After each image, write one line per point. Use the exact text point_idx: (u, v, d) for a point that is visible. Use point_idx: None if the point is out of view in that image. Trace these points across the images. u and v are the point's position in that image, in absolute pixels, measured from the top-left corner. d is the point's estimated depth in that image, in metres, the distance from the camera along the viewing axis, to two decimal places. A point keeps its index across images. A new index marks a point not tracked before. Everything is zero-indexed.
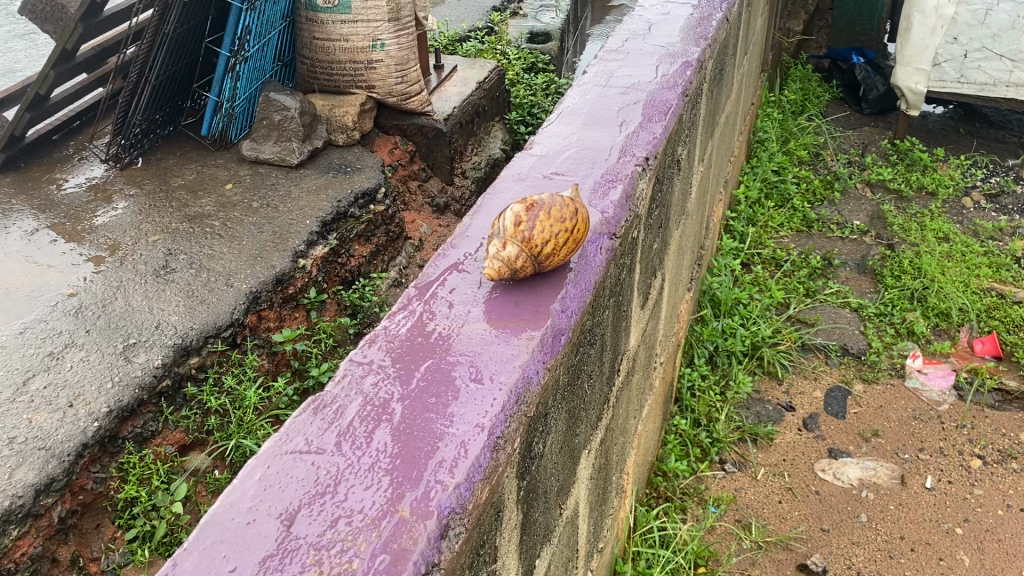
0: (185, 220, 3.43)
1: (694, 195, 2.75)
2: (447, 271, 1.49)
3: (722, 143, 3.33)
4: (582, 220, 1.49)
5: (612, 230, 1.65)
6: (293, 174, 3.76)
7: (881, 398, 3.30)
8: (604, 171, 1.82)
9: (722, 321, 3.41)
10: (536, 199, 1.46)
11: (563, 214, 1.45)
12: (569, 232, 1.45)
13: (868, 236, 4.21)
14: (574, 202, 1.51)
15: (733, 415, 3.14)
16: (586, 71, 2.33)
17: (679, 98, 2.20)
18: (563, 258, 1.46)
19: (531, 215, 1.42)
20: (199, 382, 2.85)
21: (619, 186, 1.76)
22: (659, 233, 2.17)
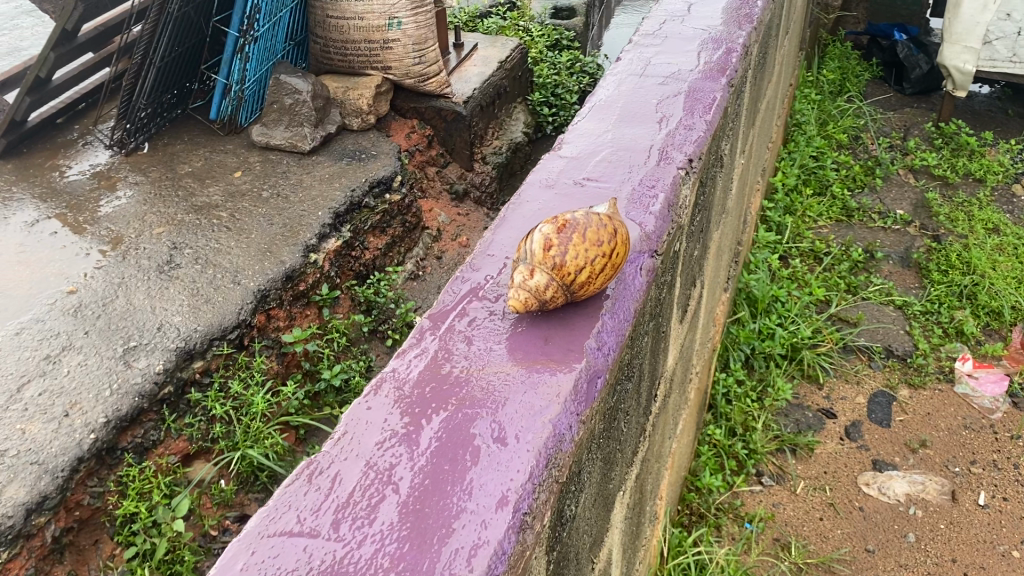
0: (192, 211, 3.26)
1: (734, 191, 2.54)
2: (467, 298, 1.31)
3: (761, 130, 3.11)
4: (624, 241, 1.29)
5: (653, 247, 1.45)
6: (306, 161, 3.58)
7: (928, 404, 3.09)
8: (643, 176, 1.62)
9: (759, 322, 3.21)
10: (569, 216, 1.26)
11: (601, 235, 1.24)
12: (608, 257, 1.24)
13: (912, 226, 3.98)
14: (614, 220, 1.30)
15: (771, 423, 2.95)
16: (621, 58, 2.12)
17: (724, 89, 1.98)
18: (601, 286, 1.26)
19: (561, 238, 1.22)
20: (203, 387, 2.69)
21: (660, 195, 1.57)
22: (700, 239, 1.97)
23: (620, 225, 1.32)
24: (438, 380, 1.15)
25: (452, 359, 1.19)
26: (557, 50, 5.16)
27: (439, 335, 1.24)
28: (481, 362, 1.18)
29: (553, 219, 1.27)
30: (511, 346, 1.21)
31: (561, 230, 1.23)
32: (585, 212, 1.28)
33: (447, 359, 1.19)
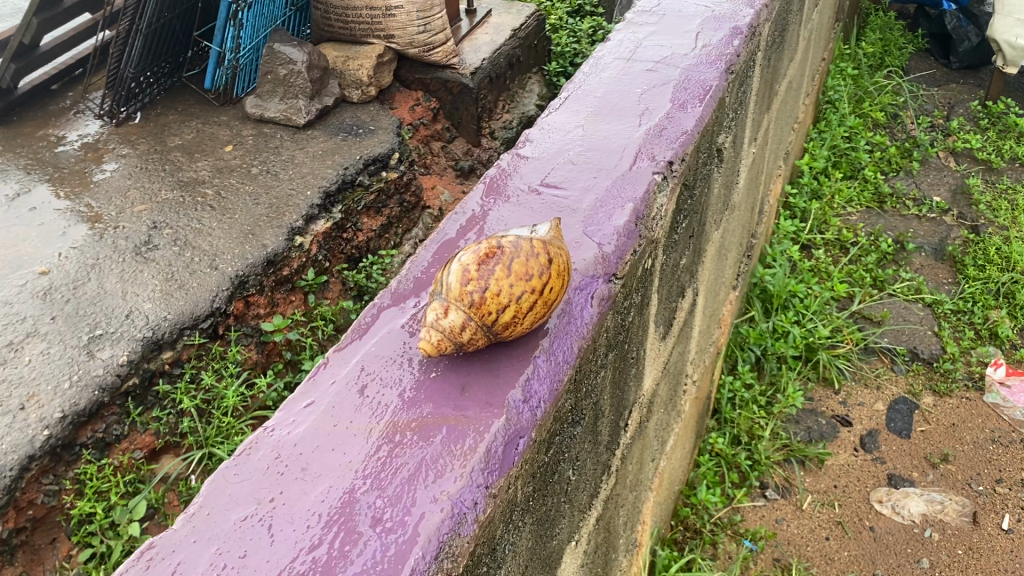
0: (177, 188, 3.11)
1: (742, 183, 2.32)
2: (380, 333, 1.14)
3: (781, 113, 2.86)
4: (563, 269, 1.10)
5: (612, 270, 1.26)
6: (300, 135, 3.41)
7: (953, 414, 2.85)
8: (612, 182, 1.42)
9: (773, 320, 2.99)
10: (497, 240, 1.07)
11: (532, 264, 1.05)
12: (540, 290, 1.05)
13: (948, 215, 3.71)
14: (553, 243, 1.11)
15: (779, 431, 2.74)
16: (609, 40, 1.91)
17: (722, 75, 1.76)
18: (534, 323, 1.07)
19: (483, 268, 1.04)
20: (173, 378, 2.56)
21: (627, 205, 1.37)
22: (688, 247, 1.76)
23: (562, 248, 1.13)
24: (324, 442, 0.99)
25: (345, 413, 1.02)
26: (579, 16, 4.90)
27: (337, 381, 1.07)
28: (379, 418, 1.01)
29: (479, 242, 1.08)
30: (417, 397, 1.03)
31: (485, 257, 1.04)
32: (517, 234, 1.09)
33: (339, 413, 1.02)
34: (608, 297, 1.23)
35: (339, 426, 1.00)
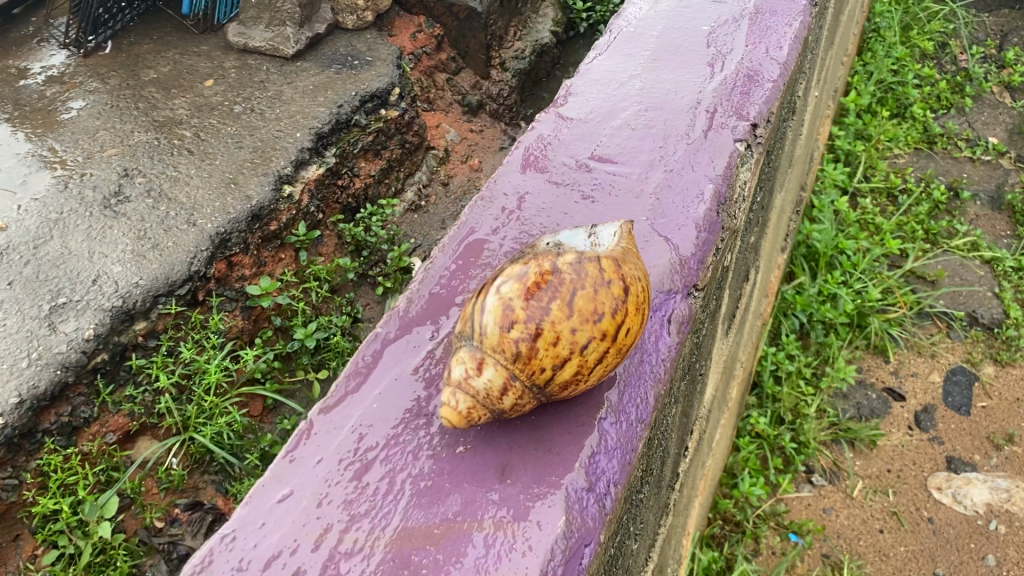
0: (151, 128, 2.77)
1: (803, 137, 2.01)
2: (383, 381, 1.14)
3: (837, 48, 2.51)
4: (638, 296, 0.95)
5: (692, 282, 1.21)
6: (288, 68, 3.06)
7: (1017, 387, 2.56)
8: (682, 178, 1.36)
9: (819, 283, 2.71)
10: (550, 262, 0.92)
11: (597, 296, 0.90)
12: (609, 327, 0.91)
13: (1005, 157, 3.37)
14: (624, 264, 0.95)
15: (826, 408, 2.47)
16: (645, 19, 1.78)
17: (777, 65, 1.62)
18: (601, 366, 0.93)
19: (535, 300, 0.89)
20: (147, 351, 2.25)
21: (703, 204, 1.31)
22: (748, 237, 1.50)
23: (637, 269, 0.97)
24: (305, 559, 0.97)
25: (334, 516, 1.00)
26: None
27: (321, 465, 1.06)
28: (383, 527, 0.98)
29: (529, 261, 0.93)
30: (429, 495, 1.00)
31: (535, 287, 0.90)
32: (577, 252, 0.93)
33: (323, 515, 1.00)
34: (686, 318, 1.18)
35: (328, 535, 0.98)
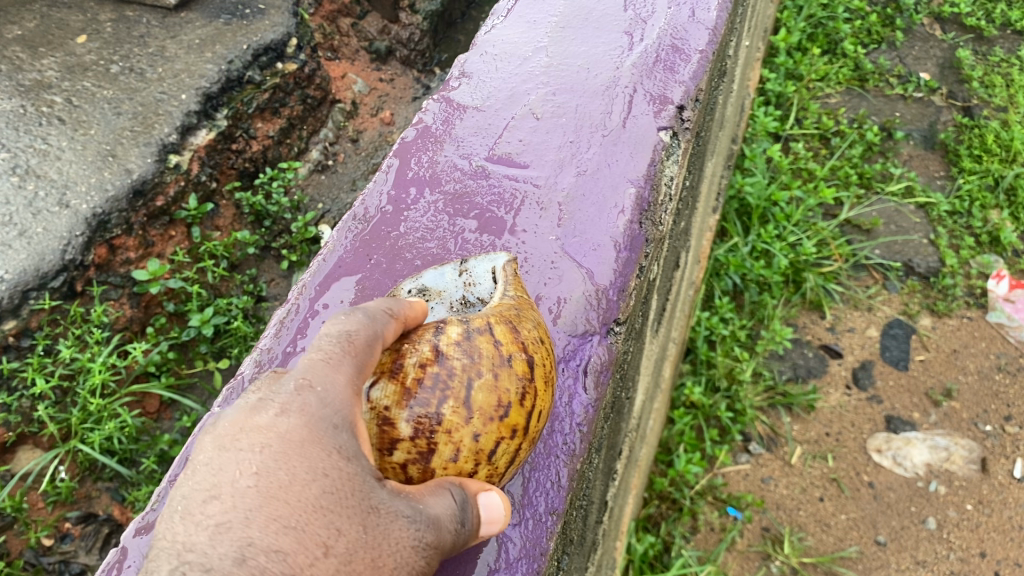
0: (16, 93, 2.47)
1: (732, 100, 1.94)
2: None
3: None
4: (540, 367, 1.00)
5: (613, 315, 1.29)
6: (171, 20, 2.79)
7: (955, 339, 2.48)
8: (600, 191, 1.43)
9: (752, 238, 2.61)
10: (436, 352, 0.94)
11: (497, 383, 0.94)
12: (515, 413, 0.96)
13: (938, 94, 3.26)
14: (520, 336, 1.00)
15: (762, 371, 2.37)
16: (533, 4, 1.81)
17: (674, 48, 1.67)
18: (511, 453, 0.98)
19: (430, 406, 0.91)
20: (22, 353, 2.03)
21: (622, 220, 1.38)
22: (664, 252, 1.48)
23: (534, 338, 1.02)
24: None
25: None
26: None
27: None
28: None
29: (408, 349, 0.95)
30: None
31: (420, 385, 0.92)
32: (464, 334, 0.96)
33: None
34: (604, 364, 1.25)
35: None
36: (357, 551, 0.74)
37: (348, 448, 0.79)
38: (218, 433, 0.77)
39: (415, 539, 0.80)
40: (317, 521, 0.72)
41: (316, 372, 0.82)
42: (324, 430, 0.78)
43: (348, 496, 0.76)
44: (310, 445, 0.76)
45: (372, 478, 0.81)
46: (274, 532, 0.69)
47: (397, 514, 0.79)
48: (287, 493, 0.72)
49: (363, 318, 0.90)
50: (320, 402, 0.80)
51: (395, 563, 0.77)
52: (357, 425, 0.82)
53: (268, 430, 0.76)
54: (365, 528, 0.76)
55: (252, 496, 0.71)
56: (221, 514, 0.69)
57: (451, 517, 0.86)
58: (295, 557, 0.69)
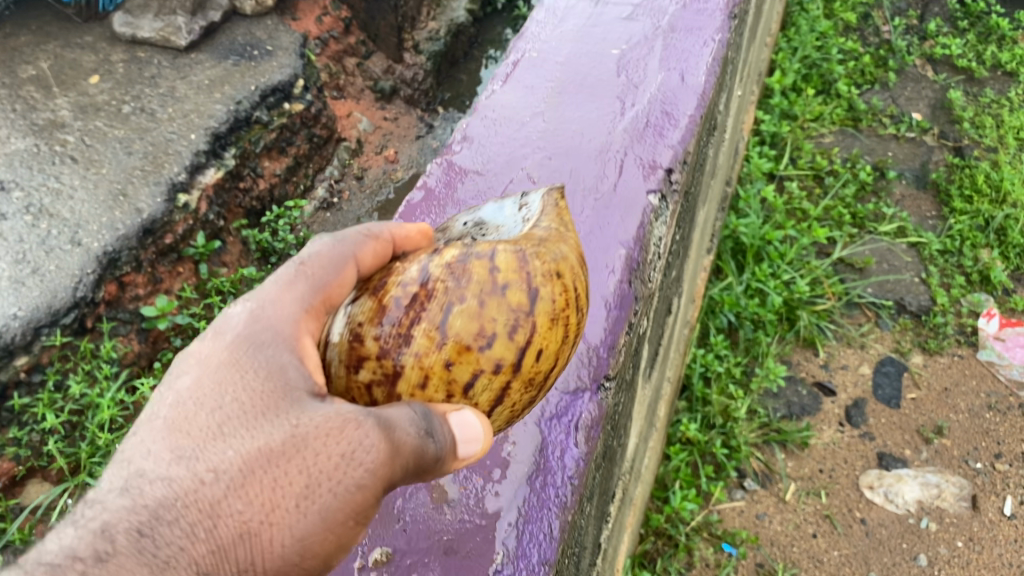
0: (29, 133, 2.55)
1: (724, 147, 2.03)
2: None
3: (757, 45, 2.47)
4: (547, 304, 1.02)
5: (604, 372, 1.36)
6: (181, 61, 2.87)
7: (945, 376, 2.53)
8: (591, 251, 1.47)
9: (746, 276, 2.68)
10: (421, 274, 1.02)
11: (480, 313, 0.99)
12: (499, 349, 1.00)
13: (929, 134, 3.34)
14: (529, 268, 1.02)
15: (756, 409, 2.41)
16: (531, 68, 1.87)
17: (666, 113, 1.73)
18: (502, 393, 1.04)
19: (402, 328, 1.00)
20: (33, 389, 2.08)
21: (612, 279, 1.44)
22: (653, 309, 1.56)
23: (553, 269, 1.04)
24: None
25: None
26: None
27: None
28: None
29: (397, 270, 1.04)
30: None
31: (395, 306, 1.01)
32: (458, 257, 1.02)
33: None
34: (594, 420, 1.32)
35: None
36: (255, 470, 0.85)
37: (274, 369, 0.92)
38: (177, 362, 0.95)
39: (341, 454, 0.87)
40: (212, 448, 0.86)
41: (258, 303, 0.97)
42: (247, 356, 0.92)
43: (260, 413, 0.88)
44: (228, 374, 0.90)
45: (305, 393, 0.92)
46: (166, 463, 0.84)
47: (319, 424, 0.88)
48: (190, 424, 0.87)
49: (331, 250, 1.04)
50: (250, 331, 0.94)
51: (306, 481, 0.86)
52: (292, 348, 0.95)
53: (201, 362, 0.92)
54: (272, 444, 0.86)
55: (159, 428, 0.87)
56: (132, 444, 0.86)
57: (410, 425, 0.92)
58: (180, 483, 0.83)
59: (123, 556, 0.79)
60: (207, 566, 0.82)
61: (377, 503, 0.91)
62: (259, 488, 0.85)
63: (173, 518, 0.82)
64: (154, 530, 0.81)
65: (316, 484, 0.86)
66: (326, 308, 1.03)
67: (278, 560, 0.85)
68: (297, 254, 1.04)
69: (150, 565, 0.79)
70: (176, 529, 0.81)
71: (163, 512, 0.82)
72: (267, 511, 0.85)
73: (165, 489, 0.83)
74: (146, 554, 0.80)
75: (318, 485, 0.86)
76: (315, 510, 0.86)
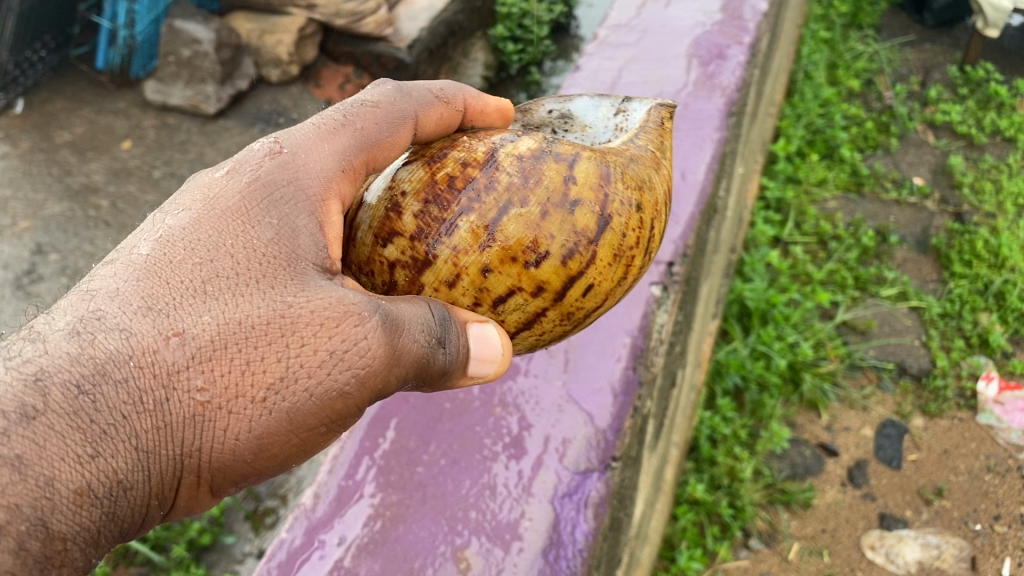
0: (65, 198, 2.72)
1: (728, 219, 2.14)
2: (307, 552, 1.38)
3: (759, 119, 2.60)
4: (614, 236, 1.10)
5: (611, 452, 1.49)
6: (210, 127, 3.02)
7: (945, 439, 2.60)
8: (597, 342, 1.61)
9: (752, 337, 2.76)
10: (489, 158, 1.08)
11: (540, 223, 1.06)
12: (546, 271, 1.08)
13: (931, 199, 3.44)
14: (608, 192, 1.09)
15: (762, 470, 2.48)
16: None
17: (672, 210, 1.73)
18: (534, 314, 1.11)
19: (447, 212, 1.07)
20: None
21: (618, 367, 1.58)
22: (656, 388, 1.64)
23: (624, 204, 1.11)
24: None
25: None
26: None
27: None
28: None
29: (464, 146, 1.11)
30: None
31: (447, 187, 1.08)
32: (535, 153, 1.09)
33: None
34: (602, 497, 1.43)
35: None
36: (228, 345, 0.90)
37: (282, 232, 0.96)
38: (183, 190, 1.00)
39: (328, 351, 0.92)
40: (190, 307, 0.89)
41: (288, 154, 1.03)
42: (256, 212, 0.97)
43: (255, 284, 0.93)
44: (234, 225, 0.95)
45: (310, 266, 0.96)
46: (135, 310, 0.87)
47: (315, 311, 0.93)
48: (173, 273, 0.91)
49: (391, 105, 1.13)
50: (265, 184, 0.99)
51: (281, 373, 0.91)
52: (310, 211, 0.99)
53: (208, 202, 0.97)
54: (258, 322, 0.91)
55: (140, 265, 0.91)
56: (120, 267, 0.91)
57: (413, 327, 0.98)
58: (143, 339, 0.86)
59: (56, 413, 0.80)
60: (147, 442, 0.86)
61: (356, 411, 0.97)
62: (228, 366, 0.89)
63: (124, 377, 0.85)
64: (98, 388, 0.83)
65: (292, 379, 0.92)
66: (369, 169, 1.10)
67: (228, 450, 0.91)
68: (352, 108, 1.11)
69: (83, 429, 0.82)
70: (123, 392, 0.84)
71: (113, 368, 0.84)
72: (229, 394, 0.89)
73: (123, 343, 0.86)
74: (83, 416, 0.82)
75: (292, 375, 0.92)
76: (281, 408, 0.92)
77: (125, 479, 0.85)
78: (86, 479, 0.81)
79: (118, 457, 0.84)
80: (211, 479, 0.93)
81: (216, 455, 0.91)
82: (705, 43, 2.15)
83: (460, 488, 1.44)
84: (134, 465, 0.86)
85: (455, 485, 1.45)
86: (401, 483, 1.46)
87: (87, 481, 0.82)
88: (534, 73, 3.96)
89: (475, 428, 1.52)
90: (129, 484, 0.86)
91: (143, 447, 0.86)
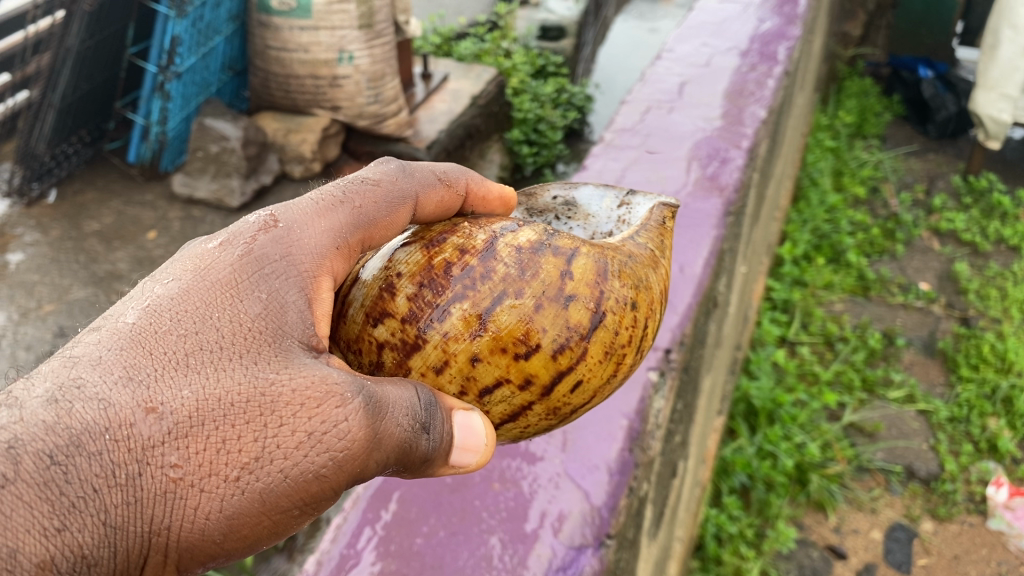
0: (90, 284, 2.81)
1: (730, 316, 2.22)
2: None
3: (761, 226, 2.70)
4: (607, 333, 1.05)
5: (605, 530, 1.30)
6: (233, 219, 3.13)
7: (956, 545, 2.57)
8: (595, 421, 1.47)
9: (759, 435, 2.77)
10: (488, 247, 1.04)
11: (534, 315, 1.01)
12: (536, 363, 1.02)
13: (937, 303, 3.48)
14: (604, 288, 1.05)
15: (769, 570, 2.45)
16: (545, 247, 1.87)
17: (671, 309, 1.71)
18: (522, 409, 1.05)
19: (440, 297, 1.01)
20: None
21: (614, 447, 1.42)
22: (654, 473, 1.56)
23: (623, 298, 1.06)
24: None
25: None
26: (542, 77, 4.58)
27: None
28: None
29: (464, 232, 1.06)
30: None
31: (443, 271, 1.02)
32: (535, 244, 1.04)
33: None
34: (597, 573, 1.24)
35: None
36: (206, 422, 0.79)
37: (272, 306, 0.87)
38: (175, 260, 0.91)
39: (309, 432, 0.81)
40: (171, 379, 0.79)
41: (283, 228, 0.93)
42: (247, 285, 0.87)
43: (239, 359, 0.82)
44: (221, 293, 0.86)
45: (297, 343, 0.86)
46: (114, 380, 0.77)
47: (298, 390, 0.82)
48: (156, 343, 0.81)
49: (393, 183, 1.05)
50: (259, 256, 0.90)
51: (256, 452, 0.80)
52: (300, 287, 0.90)
53: (199, 271, 0.87)
54: (238, 399, 0.81)
55: (121, 333, 0.81)
56: (99, 336, 0.81)
57: (407, 413, 0.89)
58: (120, 410, 0.76)
59: (26, 483, 0.70)
60: (115, 518, 0.75)
61: (333, 495, 0.85)
62: (206, 444, 0.79)
63: (98, 451, 0.74)
64: (70, 459, 0.73)
65: (268, 459, 0.81)
66: (365, 248, 1.02)
67: (196, 532, 0.79)
68: (353, 184, 1.03)
69: (52, 500, 0.71)
70: (96, 465, 0.74)
71: (87, 440, 0.74)
72: (204, 476, 0.78)
73: (100, 413, 0.75)
74: (53, 487, 0.72)
75: (270, 455, 0.81)
76: (256, 490, 0.80)
77: (90, 555, 0.74)
78: (50, 552, 0.71)
79: (85, 532, 0.73)
80: (177, 563, 0.81)
81: (183, 537, 0.79)
82: (705, 147, 2.25)
83: (458, 559, 1.26)
84: (100, 541, 0.75)
85: (454, 556, 1.27)
86: (401, 553, 1.27)
87: (50, 555, 0.71)
88: (547, 175, 4.13)
89: (474, 503, 1.35)
90: (94, 560, 0.75)
91: (111, 523, 0.75)
